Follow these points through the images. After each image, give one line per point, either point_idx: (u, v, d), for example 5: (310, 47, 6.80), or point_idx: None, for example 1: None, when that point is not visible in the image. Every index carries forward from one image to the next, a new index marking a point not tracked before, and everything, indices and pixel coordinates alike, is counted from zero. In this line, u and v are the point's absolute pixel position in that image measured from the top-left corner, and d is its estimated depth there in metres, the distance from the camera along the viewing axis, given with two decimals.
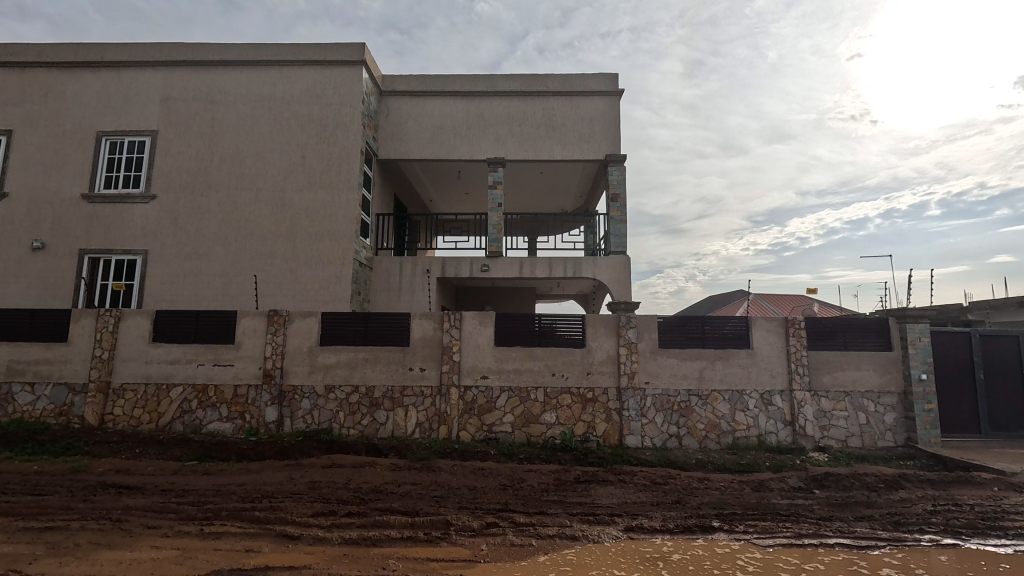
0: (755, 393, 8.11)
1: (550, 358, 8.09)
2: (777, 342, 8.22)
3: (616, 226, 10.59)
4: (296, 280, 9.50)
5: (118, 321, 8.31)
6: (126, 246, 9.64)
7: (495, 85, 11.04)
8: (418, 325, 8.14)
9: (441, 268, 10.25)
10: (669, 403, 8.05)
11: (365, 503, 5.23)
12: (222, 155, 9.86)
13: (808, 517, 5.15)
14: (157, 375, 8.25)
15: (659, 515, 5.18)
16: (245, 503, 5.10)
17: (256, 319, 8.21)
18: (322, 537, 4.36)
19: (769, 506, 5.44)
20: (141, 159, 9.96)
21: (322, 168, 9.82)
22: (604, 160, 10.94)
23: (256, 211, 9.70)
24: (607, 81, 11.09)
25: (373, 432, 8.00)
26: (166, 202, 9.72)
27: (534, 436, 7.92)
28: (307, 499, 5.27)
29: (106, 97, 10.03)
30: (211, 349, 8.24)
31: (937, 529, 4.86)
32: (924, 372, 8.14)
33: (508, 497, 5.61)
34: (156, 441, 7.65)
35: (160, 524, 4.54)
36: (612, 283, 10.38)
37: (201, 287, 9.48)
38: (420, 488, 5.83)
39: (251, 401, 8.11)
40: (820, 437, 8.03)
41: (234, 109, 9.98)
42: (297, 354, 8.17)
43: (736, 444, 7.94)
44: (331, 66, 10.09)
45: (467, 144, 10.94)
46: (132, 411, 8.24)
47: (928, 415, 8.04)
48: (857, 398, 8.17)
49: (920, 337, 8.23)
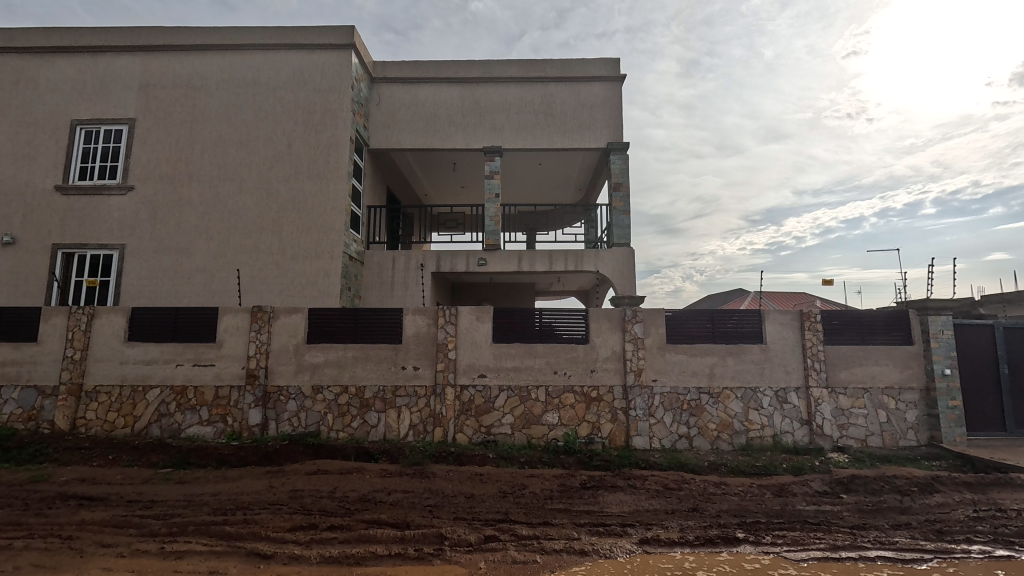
0: (769, 391, 7.64)
1: (551, 355, 7.60)
2: (791, 337, 7.75)
3: (618, 216, 10.09)
4: (282, 274, 8.98)
5: (91, 319, 7.80)
6: (102, 241, 9.11)
7: (491, 70, 10.56)
8: (411, 321, 7.63)
9: (435, 262, 9.76)
10: (678, 402, 7.58)
11: (350, 514, 4.73)
12: (204, 145, 9.35)
13: (840, 526, 4.66)
14: (132, 377, 7.73)
15: (676, 525, 4.69)
16: (215, 516, 4.59)
17: (239, 316, 7.70)
18: (299, 556, 3.85)
19: (795, 513, 4.95)
20: (118, 149, 9.45)
21: (309, 158, 9.32)
22: (606, 149, 10.47)
23: (240, 202, 9.19)
24: (608, 66, 10.62)
25: (364, 435, 7.50)
26: (145, 194, 9.20)
27: (535, 437, 7.43)
28: (285, 511, 4.76)
29: (81, 84, 9.51)
30: (190, 348, 7.73)
31: (986, 539, 4.39)
32: (947, 367, 7.68)
33: (508, 506, 5.13)
34: (131, 447, 7.13)
35: (116, 542, 4.01)
36: (615, 277, 9.88)
37: (182, 283, 8.96)
38: (412, 497, 5.32)
39: (233, 402, 7.60)
40: (838, 437, 7.57)
41: (217, 96, 9.46)
42: (282, 353, 7.66)
43: (749, 445, 7.47)
44: (318, 50, 9.58)
45: (462, 132, 10.45)
46: (106, 415, 7.71)
47: (952, 413, 7.59)
48: (877, 395, 7.72)
49: (943, 330, 7.77)
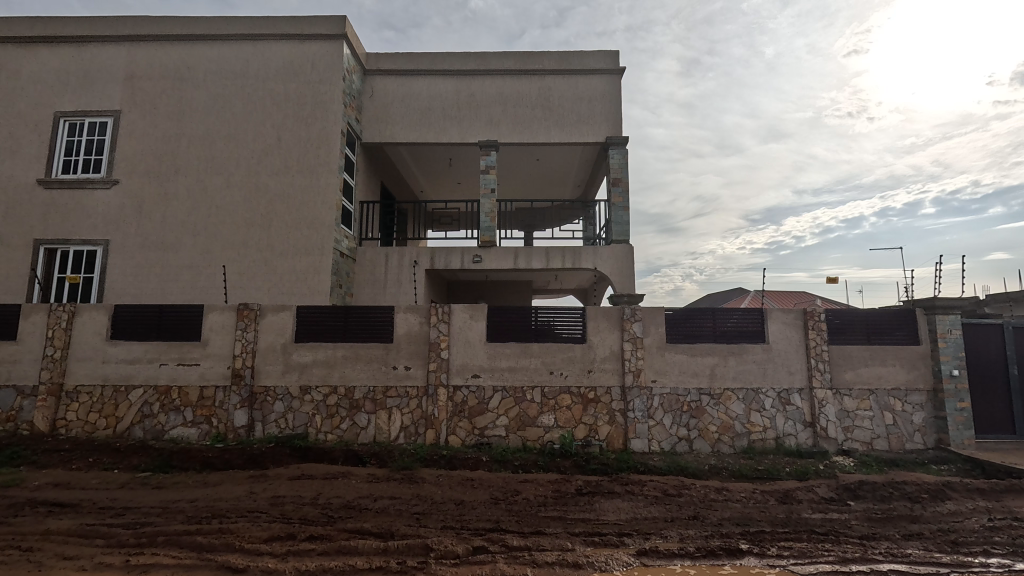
0: (772, 392, 7.40)
1: (548, 355, 7.35)
2: (794, 336, 7.50)
3: (617, 213, 9.84)
4: (271, 271, 8.73)
5: (72, 316, 7.55)
6: (85, 236, 8.86)
7: (487, 63, 10.30)
8: (402, 320, 7.37)
9: (429, 259, 9.52)
10: (678, 403, 7.33)
11: (332, 523, 4.49)
12: (191, 138, 9.09)
13: (849, 537, 4.42)
14: (115, 376, 7.49)
15: (675, 535, 4.44)
16: (189, 526, 4.34)
17: (224, 314, 7.45)
18: (272, 569, 3.60)
19: (801, 522, 4.72)
20: (102, 142, 9.19)
21: (299, 152, 9.06)
22: (605, 143, 10.21)
23: (228, 197, 8.93)
24: (608, 58, 10.36)
25: (353, 438, 7.26)
26: (130, 188, 8.95)
27: (530, 440, 7.19)
28: (264, 519, 4.52)
29: (64, 76, 9.25)
30: (175, 347, 7.48)
31: (1004, 551, 4.14)
32: (955, 367, 7.45)
33: (499, 514, 4.89)
34: (111, 449, 6.89)
35: (79, 554, 3.77)
36: (614, 275, 9.63)
37: (167, 280, 8.72)
38: (399, 503, 5.08)
39: (218, 403, 7.35)
40: (843, 440, 7.32)
41: (204, 87, 9.20)
42: (269, 353, 7.41)
43: (751, 447, 7.23)
44: (309, 41, 9.31)
45: (458, 126, 10.20)
46: (87, 416, 7.46)
47: (960, 415, 7.36)
48: (883, 396, 7.48)
49: (951, 329, 7.55)
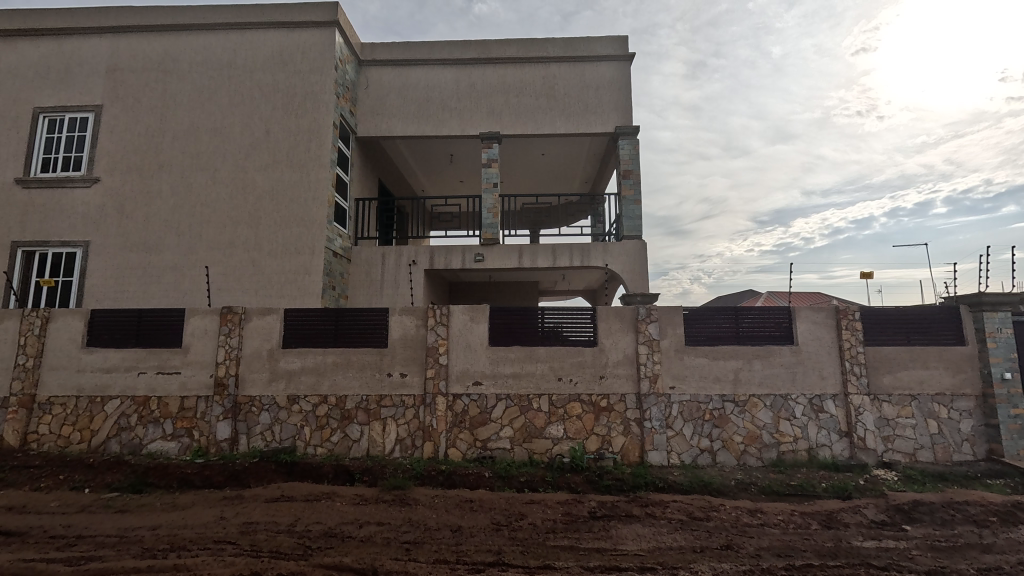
0: (803, 399, 6.71)
1: (556, 360, 6.72)
2: (826, 336, 6.81)
3: (628, 207, 9.21)
4: (258, 272, 8.19)
5: (46, 322, 7.05)
6: (64, 237, 8.37)
7: (488, 51, 9.73)
8: (397, 323, 6.78)
9: (427, 259, 8.94)
10: (699, 411, 6.67)
11: (308, 557, 3.89)
12: (176, 132, 8.60)
13: (913, 572, 3.77)
14: (90, 387, 6.95)
15: (707, 570, 3.80)
16: (141, 561, 3.76)
17: (207, 318, 6.90)
18: None
19: (853, 553, 4.06)
20: (83, 138, 8.72)
21: (289, 146, 8.53)
22: (614, 133, 9.59)
23: (213, 193, 8.42)
24: (616, 43, 9.77)
25: (345, 451, 6.67)
26: (112, 186, 8.47)
27: (537, 453, 6.56)
28: (230, 552, 3.93)
29: (44, 70, 8.81)
30: (154, 354, 6.93)
31: None
32: (1008, 370, 6.68)
33: (501, 543, 4.27)
34: (83, 466, 6.35)
35: None
36: (626, 272, 8.99)
37: (150, 283, 8.22)
38: (388, 531, 4.46)
39: (200, 414, 6.80)
40: (883, 451, 6.62)
41: (190, 79, 8.71)
42: (255, 359, 6.83)
43: (781, 460, 6.55)
44: (300, 29, 8.80)
45: (457, 118, 9.63)
46: (61, 429, 6.93)
47: (1015, 423, 6.57)
48: (926, 403, 6.76)
49: (1000, 328, 6.77)
